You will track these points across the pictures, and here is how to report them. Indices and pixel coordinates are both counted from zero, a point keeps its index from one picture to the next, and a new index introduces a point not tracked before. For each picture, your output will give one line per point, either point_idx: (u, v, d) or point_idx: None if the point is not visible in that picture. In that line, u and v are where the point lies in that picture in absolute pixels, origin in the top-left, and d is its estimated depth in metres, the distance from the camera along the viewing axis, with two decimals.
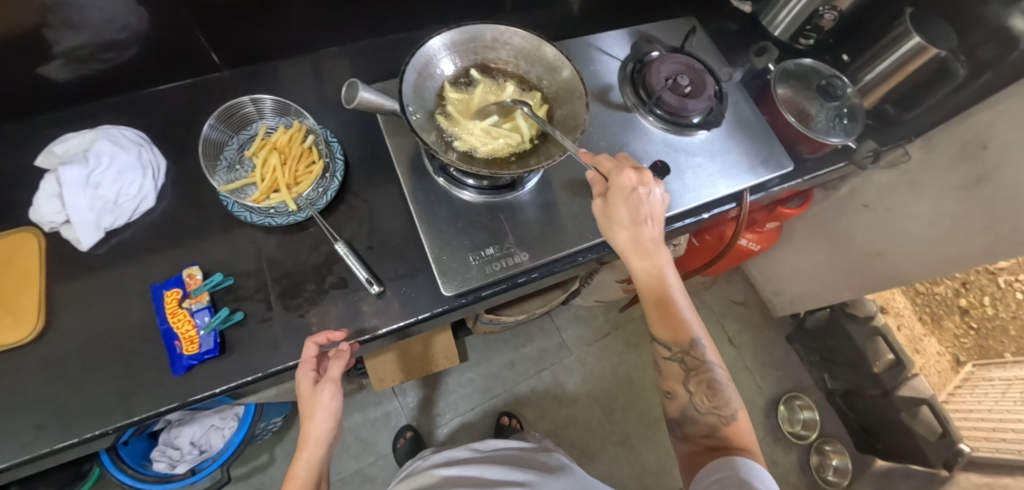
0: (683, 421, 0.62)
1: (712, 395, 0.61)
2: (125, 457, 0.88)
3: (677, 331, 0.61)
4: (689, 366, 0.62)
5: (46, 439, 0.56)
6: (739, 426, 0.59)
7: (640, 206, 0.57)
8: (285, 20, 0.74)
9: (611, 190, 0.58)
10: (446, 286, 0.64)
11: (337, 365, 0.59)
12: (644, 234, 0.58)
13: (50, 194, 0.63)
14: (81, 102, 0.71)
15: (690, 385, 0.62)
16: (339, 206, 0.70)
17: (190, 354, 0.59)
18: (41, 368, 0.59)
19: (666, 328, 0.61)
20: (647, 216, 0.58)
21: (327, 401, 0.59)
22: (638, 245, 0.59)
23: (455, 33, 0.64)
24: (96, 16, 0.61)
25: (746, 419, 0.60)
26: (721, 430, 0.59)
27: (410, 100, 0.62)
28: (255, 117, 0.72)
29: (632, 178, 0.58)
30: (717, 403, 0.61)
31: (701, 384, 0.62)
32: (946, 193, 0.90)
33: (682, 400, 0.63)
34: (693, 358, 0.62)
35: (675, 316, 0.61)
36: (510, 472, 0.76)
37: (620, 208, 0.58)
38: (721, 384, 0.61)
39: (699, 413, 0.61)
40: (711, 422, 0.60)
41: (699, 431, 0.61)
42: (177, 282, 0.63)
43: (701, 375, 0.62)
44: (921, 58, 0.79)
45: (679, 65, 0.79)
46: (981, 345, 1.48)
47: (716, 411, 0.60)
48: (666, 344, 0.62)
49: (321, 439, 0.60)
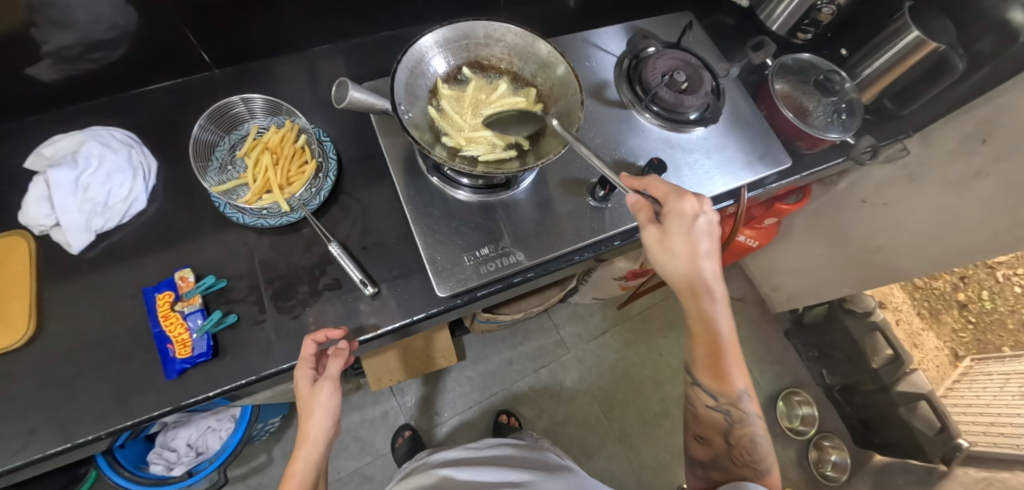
0: (711, 466, 0.62)
1: (752, 448, 0.60)
2: (121, 460, 0.87)
3: (724, 379, 0.60)
4: (732, 417, 0.61)
5: (38, 444, 0.55)
6: (772, 482, 0.58)
7: (698, 237, 0.58)
8: (276, 18, 0.73)
9: (670, 217, 0.59)
10: (441, 286, 0.64)
11: (336, 363, 0.58)
12: (700, 267, 0.58)
13: (39, 197, 0.62)
14: (70, 103, 0.70)
15: (729, 437, 0.61)
16: (332, 206, 0.69)
17: (183, 357, 0.58)
18: (31, 372, 0.58)
19: (714, 374, 0.60)
20: (706, 250, 0.58)
21: (326, 400, 0.58)
22: (694, 276, 0.58)
23: (447, 30, 0.63)
24: (83, 15, 0.61)
25: (778, 479, 0.59)
26: (753, 482, 0.58)
27: (402, 98, 0.61)
28: (247, 117, 0.71)
29: (694, 208, 0.59)
30: (755, 457, 0.59)
31: (742, 437, 0.61)
32: (945, 187, 0.89)
33: (717, 448, 0.62)
34: (737, 410, 0.61)
35: (722, 362, 0.60)
36: (507, 472, 0.75)
37: (679, 235, 0.58)
38: (761, 440, 0.60)
39: (733, 465, 0.60)
40: (746, 474, 0.59)
41: (728, 481, 0.60)
42: (169, 285, 0.62)
43: (742, 429, 0.61)
44: (920, 52, 0.78)
45: (675, 61, 0.78)
46: (979, 338, 1.47)
47: (752, 465, 0.59)
48: (710, 391, 0.61)
49: (320, 437, 0.58)
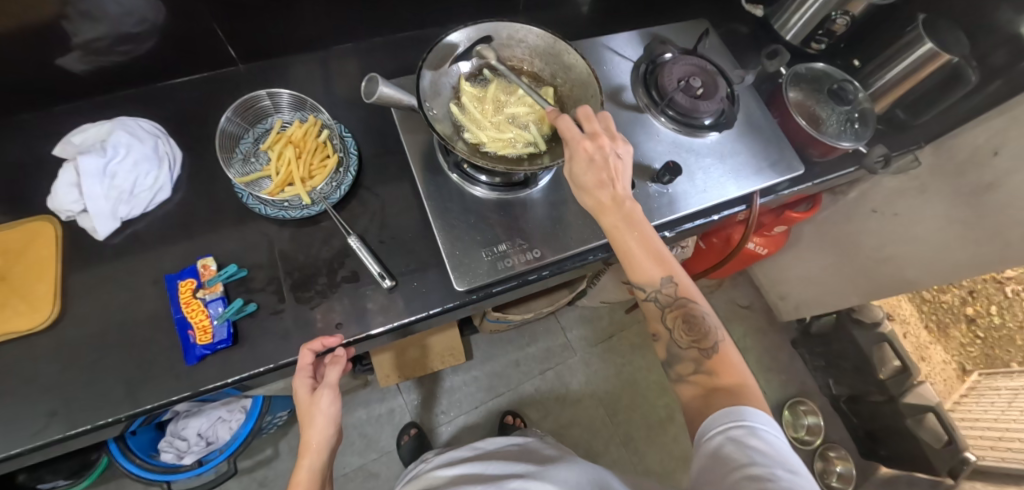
0: (671, 360, 0.58)
1: (690, 328, 0.57)
2: (133, 448, 0.88)
3: (648, 273, 0.57)
4: (667, 304, 0.57)
5: (59, 425, 0.56)
6: (724, 356, 0.55)
7: (602, 165, 0.55)
8: (300, 16, 0.75)
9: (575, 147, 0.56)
10: (458, 281, 0.65)
11: (334, 371, 0.60)
12: (607, 190, 0.56)
13: (67, 184, 0.64)
14: (97, 94, 0.72)
15: (667, 322, 0.58)
16: (351, 200, 0.70)
17: (203, 344, 0.59)
18: (54, 354, 0.59)
19: (637, 274, 0.57)
20: (612, 171, 0.56)
21: (326, 407, 0.59)
22: (600, 201, 0.56)
23: (472, 31, 0.65)
24: (114, 9, 0.62)
25: (731, 346, 0.57)
26: (704, 364, 0.55)
27: (427, 96, 0.62)
28: (272, 111, 0.72)
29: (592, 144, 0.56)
30: (696, 336, 0.57)
31: (677, 319, 0.58)
32: (955, 199, 0.90)
33: (664, 338, 0.59)
34: (671, 295, 0.57)
35: (647, 260, 0.57)
36: (513, 466, 0.76)
37: (585, 169, 0.56)
38: (700, 316, 0.57)
39: (682, 349, 0.57)
40: (694, 355, 0.56)
41: (686, 368, 0.56)
42: (192, 273, 0.63)
43: (677, 312, 0.57)
44: (933, 64, 0.80)
45: (691, 67, 0.79)
46: (987, 354, 1.47)
47: (698, 344, 0.56)
48: (638, 287, 0.58)
49: (323, 445, 0.60)
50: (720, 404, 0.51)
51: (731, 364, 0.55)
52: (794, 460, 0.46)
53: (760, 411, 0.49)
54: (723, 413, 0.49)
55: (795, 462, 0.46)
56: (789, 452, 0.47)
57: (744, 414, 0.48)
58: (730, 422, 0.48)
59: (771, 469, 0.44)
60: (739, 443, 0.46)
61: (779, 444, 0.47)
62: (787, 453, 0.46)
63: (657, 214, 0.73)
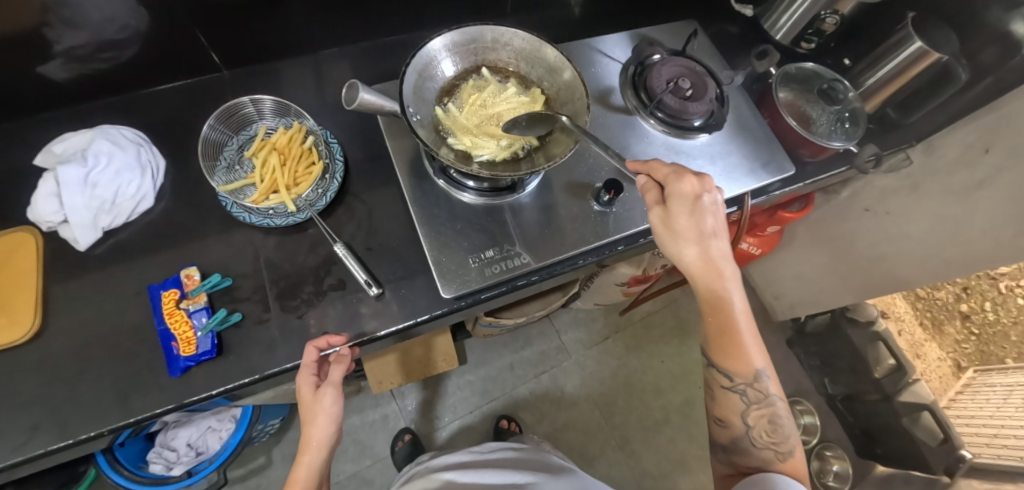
0: (735, 451, 0.60)
1: (773, 430, 0.58)
2: (121, 459, 0.86)
3: (743, 360, 0.58)
4: (752, 398, 0.59)
5: (40, 440, 0.55)
6: (796, 465, 0.57)
7: (705, 218, 0.56)
8: (286, 21, 0.74)
9: (671, 200, 0.57)
10: (446, 288, 0.64)
11: (338, 369, 0.59)
12: (712, 251, 0.56)
13: (48, 193, 0.62)
14: (80, 102, 0.71)
15: (748, 418, 0.59)
16: (338, 207, 0.69)
17: (187, 355, 0.58)
18: (35, 367, 0.58)
19: (732, 358, 0.58)
20: (715, 229, 0.56)
21: (329, 406, 0.58)
22: (705, 260, 0.56)
23: (455, 34, 0.64)
24: (95, 15, 0.61)
25: (803, 457, 0.58)
26: (774, 466, 0.57)
27: (411, 101, 0.61)
28: (256, 117, 0.72)
29: (698, 191, 0.57)
30: (776, 439, 0.58)
31: (761, 418, 0.58)
32: (947, 197, 0.90)
33: (737, 430, 0.60)
34: (758, 390, 0.58)
35: (742, 344, 0.57)
36: (510, 475, 0.75)
37: (683, 218, 0.56)
38: (783, 421, 0.58)
39: (753, 446, 0.59)
40: (767, 456, 0.58)
41: (751, 463, 0.58)
42: (175, 282, 0.62)
43: (762, 410, 0.58)
44: (922, 63, 0.81)
45: (680, 68, 0.79)
46: (982, 350, 1.46)
47: (774, 447, 0.58)
48: (727, 372, 0.59)
49: (324, 442, 0.60)
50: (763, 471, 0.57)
51: (802, 478, 0.57)
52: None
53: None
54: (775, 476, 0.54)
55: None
56: None
57: (789, 484, 0.53)
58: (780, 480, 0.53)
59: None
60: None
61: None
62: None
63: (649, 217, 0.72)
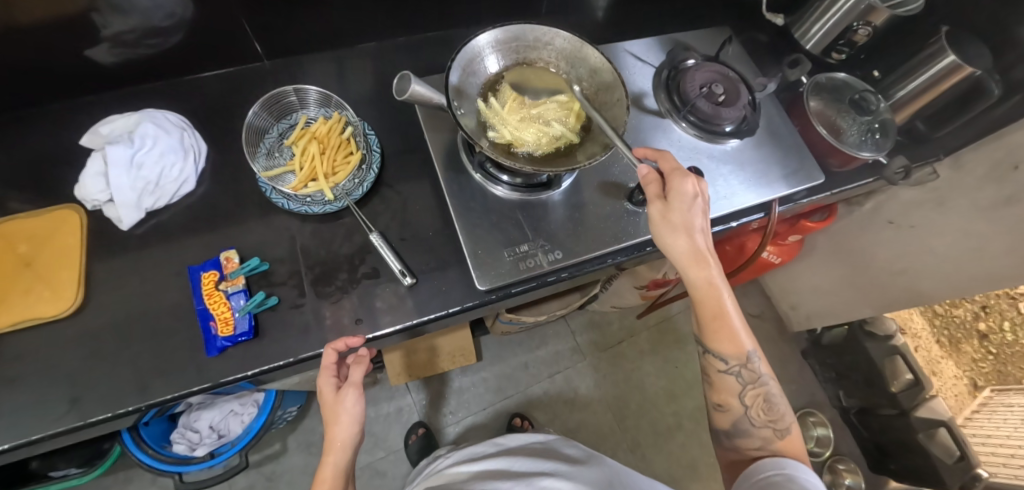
0: (734, 434, 0.62)
1: (768, 408, 0.61)
2: (145, 438, 0.88)
3: (734, 344, 0.60)
4: (746, 379, 0.61)
5: (80, 412, 0.56)
6: (793, 441, 0.60)
7: (698, 213, 0.58)
8: (325, 14, 0.76)
9: (671, 195, 0.58)
10: (480, 279, 0.65)
11: (358, 370, 0.61)
12: (702, 244, 0.58)
13: (95, 173, 0.64)
14: (126, 86, 0.73)
15: (744, 398, 0.61)
16: (373, 197, 0.71)
17: (225, 335, 0.60)
18: (77, 341, 0.60)
19: (723, 341, 0.60)
20: (702, 224, 0.58)
21: (351, 406, 0.59)
22: (699, 251, 0.58)
23: (500, 31, 0.65)
24: (146, 2, 0.63)
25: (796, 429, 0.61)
26: (774, 445, 0.59)
27: (455, 95, 0.63)
28: (297, 107, 0.73)
29: (694, 186, 0.59)
30: (772, 416, 0.60)
31: (756, 398, 0.61)
32: (974, 212, 0.89)
33: (735, 413, 0.62)
34: (750, 371, 0.61)
35: (731, 328, 0.60)
36: (539, 463, 0.75)
37: (679, 212, 0.58)
38: (777, 399, 0.61)
39: (753, 426, 0.61)
40: (766, 434, 0.60)
41: (751, 443, 0.61)
42: (214, 264, 0.64)
43: (756, 390, 0.61)
44: (954, 77, 0.81)
45: (713, 74, 0.80)
46: (1000, 370, 1.45)
47: (771, 425, 0.60)
48: (722, 356, 0.60)
49: (347, 443, 0.60)
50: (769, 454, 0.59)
51: (799, 451, 0.59)
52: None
53: (805, 466, 0.56)
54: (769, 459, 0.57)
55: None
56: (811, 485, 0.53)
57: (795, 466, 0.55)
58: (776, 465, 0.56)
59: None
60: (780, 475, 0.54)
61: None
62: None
63: None
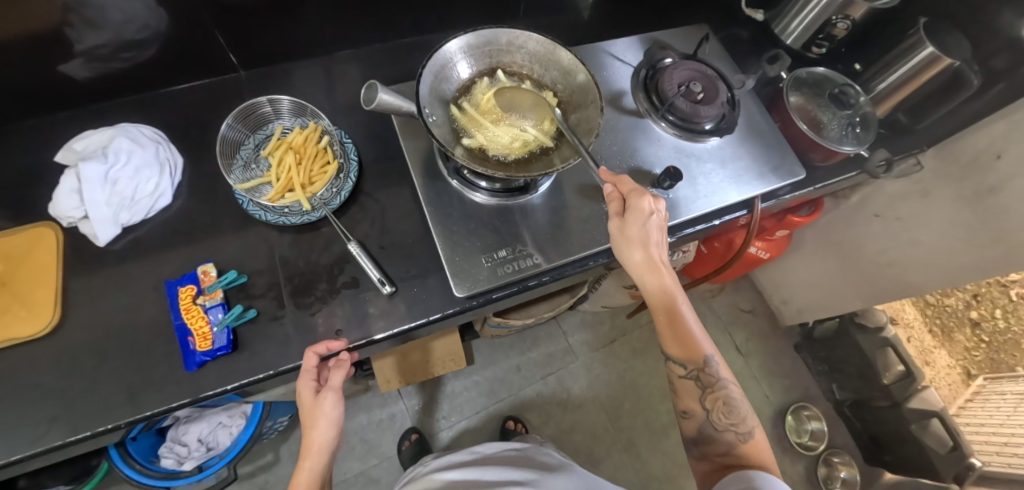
0: (701, 439, 0.62)
1: (729, 411, 0.60)
2: (133, 453, 0.88)
3: (690, 348, 0.62)
4: (705, 383, 0.62)
5: (58, 431, 0.56)
6: (757, 445, 0.58)
7: (652, 228, 0.60)
8: (300, 23, 0.75)
9: (629, 211, 0.60)
10: (458, 287, 0.65)
11: (338, 374, 0.60)
12: (656, 256, 0.60)
13: (69, 190, 0.64)
14: (100, 100, 0.72)
15: (705, 402, 0.62)
16: (351, 206, 0.70)
17: (203, 350, 0.59)
18: (54, 360, 0.59)
19: (679, 346, 0.62)
20: (659, 238, 0.60)
21: (329, 410, 0.59)
22: (651, 262, 0.60)
23: (471, 37, 0.65)
24: (117, 16, 0.62)
25: (762, 435, 0.60)
26: (738, 448, 0.58)
27: (427, 102, 0.62)
28: (273, 117, 0.73)
29: (651, 202, 0.60)
30: (733, 420, 0.60)
31: (717, 401, 0.61)
32: (958, 203, 0.89)
33: (699, 417, 0.62)
34: (709, 375, 0.62)
35: (687, 333, 0.62)
36: (510, 472, 0.75)
37: (634, 227, 0.59)
38: (738, 402, 0.61)
39: (716, 431, 0.60)
40: (728, 438, 0.59)
41: (716, 449, 0.60)
42: (192, 279, 0.63)
43: (716, 393, 0.61)
44: (933, 69, 0.80)
45: (691, 72, 0.80)
46: (993, 358, 1.45)
47: (732, 428, 0.60)
48: (680, 361, 0.63)
49: (325, 447, 0.60)
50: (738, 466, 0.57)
51: (762, 456, 0.57)
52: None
53: (771, 477, 0.53)
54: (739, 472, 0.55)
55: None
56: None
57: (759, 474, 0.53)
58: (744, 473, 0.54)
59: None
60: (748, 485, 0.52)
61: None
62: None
63: None
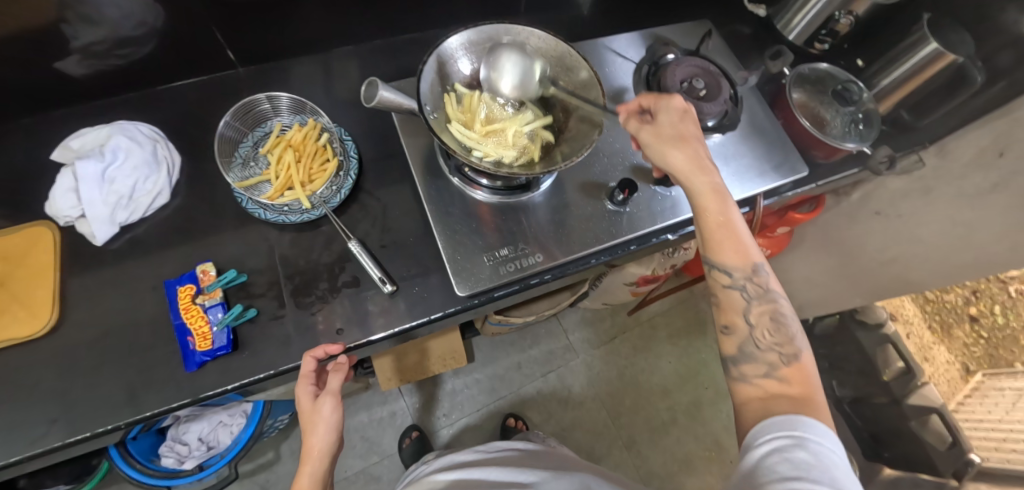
0: (740, 358, 0.54)
1: (775, 328, 0.54)
2: (133, 453, 0.87)
3: (739, 252, 0.55)
4: (753, 295, 0.55)
5: (57, 433, 0.56)
6: (804, 368, 0.52)
7: (692, 132, 0.58)
8: (299, 18, 0.74)
9: (659, 113, 0.59)
10: (460, 286, 0.64)
11: (336, 378, 0.60)
12: (703, 158, 0.57)
13: (65, 188, 0.63)
14: (96, 97, 0.72)
15: (749, 316, 0.55)
16: (351, 204, 0.70)
17: (203, 350, 0.59)
18: (52, 361, 0.59)
19: (724, 251, 0.56)
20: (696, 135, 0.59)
21: (328, 414, 0.58)
22: (696, 161, 0.57)
23: (472, 33, 0.64)
24: (113, 12, 0.61)
25: (811, 360, 0.53)
26: (780, 370, 0.51)
27: (428, 99, 0.62)
28: (272, 115, 0.72)
29: (682, 103, 0.60)
30: (779, 339, 0.53)
31: (762, 315, 0.55)
32: (962, 199, 0.87)
33: (741, 334, 0.55)
34: (758, 285, 0.55)
35: (736, 237, 0.56)
36: (511, 473, 0.74)
37: (675, 133, 0.58)
38: (787, 319, 0.54)
39: (757, 349, 0.53)
40: (771, 358, 0.52)
41: (755, 370, 0.53)
42: (191, 278, 0.63)
43: (763, 305, 0.55)
44: (939, 63, 0.81)
45: (695, 68, 0.78)
46: (991, 354, 1.47)
47: (777, 348, 0.53)
48: (726, 269, 0.56)
49: (325, 451, 0.59)
50: (780, 411, 0.48)
51: (809, 379, 0.51)
52: (852, 485, 0.42)
53: (819, 424, 0.45)
54: (776, 420, 0.46)
55: (851, 485, 0.42)
56: (845, 473, 0.43)
57: (817, 436, 0.44)
58: (777, 430, 0.45)
59: (818, 486, 0.40)
60: (786, 461, 0.43)
61: (839, 467, 0.43)
62: (842, 473, 0.42)
63: (660, 218, 0.72)
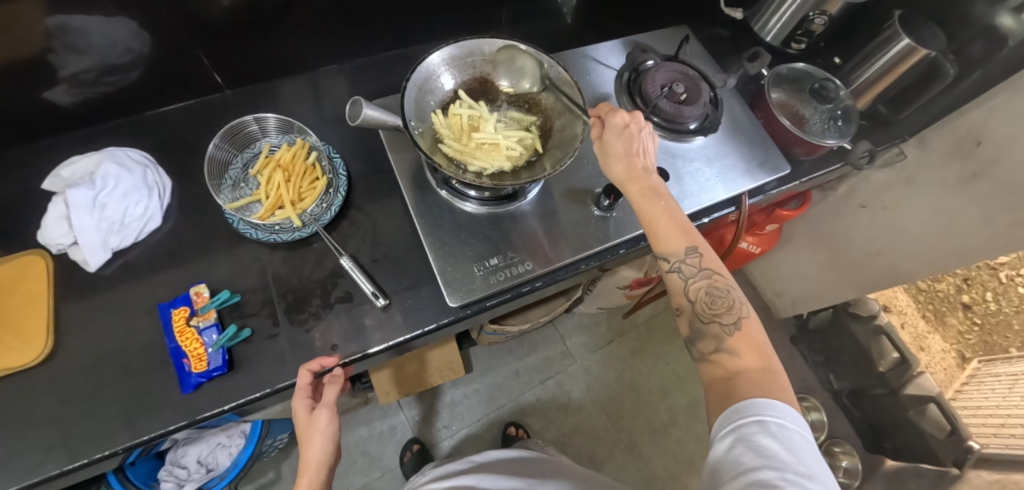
0: (694, 338, 0.55)
1: (717, 303, 0.55)
2: (132, 479, 0.87)
3: (675, 240, 0.57)
4: (690, 274, 0.56)
5: (54, 461, 0.56)
6: (750, 337, 0.52)
7: (632, 140, 0.60)
8: (284, 40, 0.75)
9: (605, 127, 0.61)
10: (452, 297, 0.65)
11: (332, 390, 0.60)
12: (637, 164, 0.60)
13: (57, 217, 0.63)
14: (86, 125, 0.72)
15: (691, 296, 0.56)
16: (342, 220, 0.71)
17: (198, 371, 0.59)
18: (47, 389, 0.59)
19: (662, 241, 0.57)
20: (641, 148, 0.60)
21: (324, 426, 0.59)
22: (631, 172, 0.59)
23: (453, 48, 0.66)
24: (99, 40, 0.62)
25: (756, 325, 0.54)
26: (726, 341, 0.52)
27: (412, 115, 0.63)
28: (260, 135, 0.73)
29: (626, 117, 0.60)
30: (719, 311, 0.54)
31: (702, 292, 0.56)
32: (945, 189, 0.89)
33: (688, 313, 0.57)
34: (694, 265, 0.56)
35: (671, 227, 0.57)
36: (504, 480, 0.75)
37: (614, 142, 0.60)
38: (726, 292, 0.55)
39: (703, 323, 0.55)
40: (716, 330, 0.53)
41: (708, 346, 0.53)
42: (185, 300, 0.63)
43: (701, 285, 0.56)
44: (912, 58, 0.83)
45: (674, 73, 0.80)
46: (986, 341, 1.47)
47: (719, 319, 0.54)
48: (663, 256, 0.58)
49: (323, 462, 0.59)
50: None
51: (758, 346, 0.52)
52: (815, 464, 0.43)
53: (781, 404, 0.45)
54: (738, 405, 0.46)
55: (813, 466, 0.42)
56: (808, 452, 0.43)
57: (779, 419, 0.44)
58: (739, 417, 0.45)
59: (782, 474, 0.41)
60: (750, 451, 0.43)
61: (804, 450, 0.43)
62: (804, 453, 0.43)
63: None
